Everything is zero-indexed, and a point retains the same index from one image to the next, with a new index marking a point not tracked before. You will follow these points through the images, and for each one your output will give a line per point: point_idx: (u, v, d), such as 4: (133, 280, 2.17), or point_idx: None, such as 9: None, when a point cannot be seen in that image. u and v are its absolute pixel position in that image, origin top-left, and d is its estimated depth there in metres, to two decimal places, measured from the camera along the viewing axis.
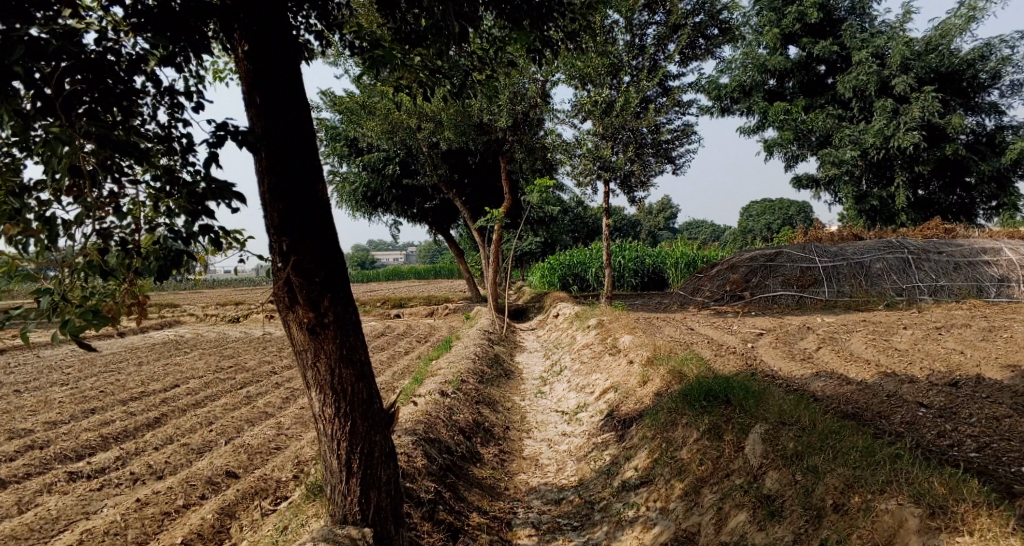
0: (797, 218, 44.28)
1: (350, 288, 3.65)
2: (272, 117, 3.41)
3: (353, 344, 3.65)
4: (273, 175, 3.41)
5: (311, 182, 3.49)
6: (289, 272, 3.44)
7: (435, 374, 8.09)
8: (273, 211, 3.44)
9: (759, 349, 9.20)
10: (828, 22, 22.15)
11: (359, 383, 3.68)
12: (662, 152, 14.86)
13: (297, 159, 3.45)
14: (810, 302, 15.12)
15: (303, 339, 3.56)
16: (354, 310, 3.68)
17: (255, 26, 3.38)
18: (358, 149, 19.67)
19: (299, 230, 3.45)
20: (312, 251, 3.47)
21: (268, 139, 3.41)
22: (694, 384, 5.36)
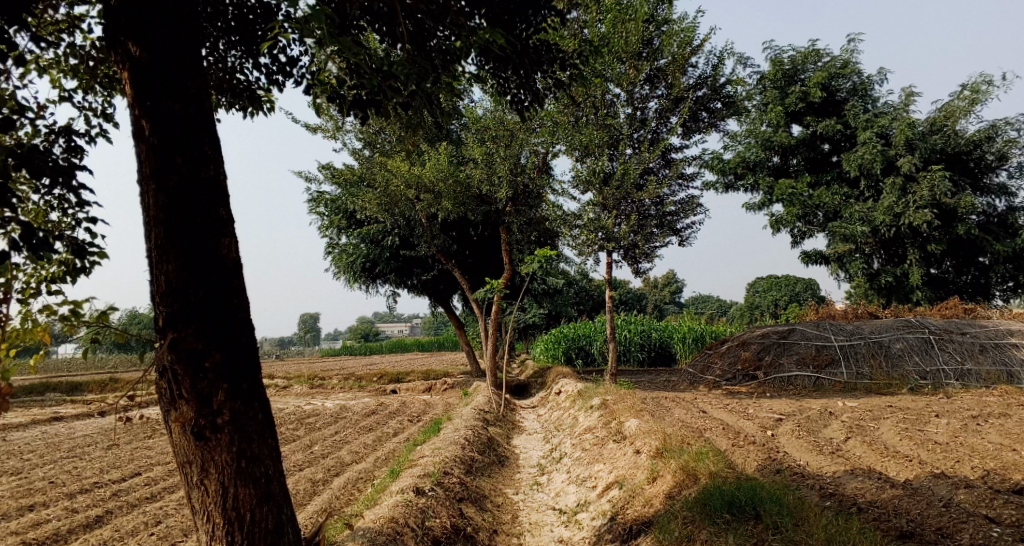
0: (805, 296, 43.42)
1: (255, 375, 3.32)
2: (166, 162, 3.22)
3: (255, 452, 3.27)
4: (161, 227, 3.18)
5: (211, 236, 3.26)
6: (168, 355, 3.15)
7: (414, 465, 7.18)
8: (161, 273, 3.20)
9: (779, 438, 8.25)
10: (830, 101, 22.17)
11: (262, 508, 3.25)
12: (668, 224, 14.36)
13: (189, 202, 3.21)
14: (828, 384, 14.17)
15: (190, 447, 3.20)
16: (258, 407, 3.32)
17: (148, 45, 3.23)
18: (356, 220, 19.28)
19: (185, 301, 3.17)
20: (199, 327, 3.17)
21: (156, 180, 3.20)
22: (713, 489, 4.48)
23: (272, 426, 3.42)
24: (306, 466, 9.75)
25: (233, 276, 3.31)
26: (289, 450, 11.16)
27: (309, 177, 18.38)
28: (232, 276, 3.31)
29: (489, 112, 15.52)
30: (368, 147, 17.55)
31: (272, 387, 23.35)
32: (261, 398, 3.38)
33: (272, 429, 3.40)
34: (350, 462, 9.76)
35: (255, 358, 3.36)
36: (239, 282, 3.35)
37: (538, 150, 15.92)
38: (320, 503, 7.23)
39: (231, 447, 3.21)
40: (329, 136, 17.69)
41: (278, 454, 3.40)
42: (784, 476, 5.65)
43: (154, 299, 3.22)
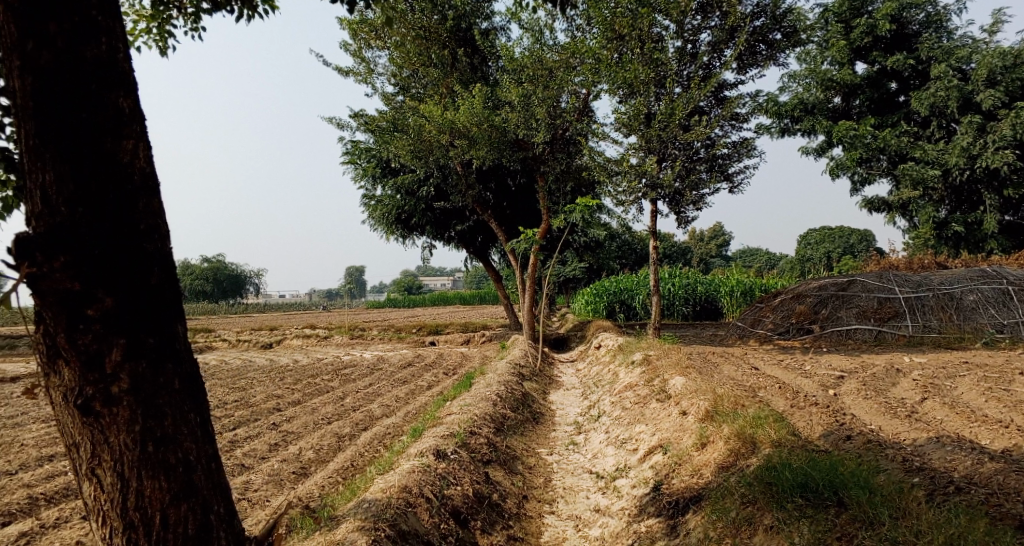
0: (859, 248, 41.48)
1: (166, 331, 2.78)
2: (35, 32, 2.61)
3: (168, 435, 2.75)
4: (34, 121, 2.62)
5: (103, 137, 2.70)
6: (42, 299, 2.60)
7: (439, 424, 6.65)
8: (37, 188, 2.64)
9: (843, 398, 7.42)
10: (901, 36, 20.20)
11: (181, 506, 2.75)
12: (718, 168, 13.30)
13: (68, 87, 2.64)
14: (890, 338, 13.11)
15: (78, 424, 2.69)
16: (173, 374, 2.79)
17: None
18: (391, 169, 18.64)
19: (66, 224, 2.61)
20: (88, 258, 2.62)
21: (23, 56, 2.61)
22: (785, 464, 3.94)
23: (198, 399, 2.90)
24: (334, 419, 9.39)
25: (136, 192, 2.76)
26: (319, 403, 10.88)
27: (341, 125, 17.74)
28: (135, 190, 2.76)
29: (527, 51, 14.55)
30: (401, 92, 16.84)
31: (312, 338, 23.40)
32: (181, 363, 2.85)
33: (196, 402, 2.89)
34: (379, 416, 9.38)
35: (170, 308, 2.82)
36: (146, 202, 2.80)
37: (579, 91, 14.91)
38: (341, 460, 6.84)
39: (133, 427, 2.69)
40: (361, 81, 16.98)
41: (203, 436, 2.89)
42: (857, 445, 4.91)
43: (29, 222, 2.66)
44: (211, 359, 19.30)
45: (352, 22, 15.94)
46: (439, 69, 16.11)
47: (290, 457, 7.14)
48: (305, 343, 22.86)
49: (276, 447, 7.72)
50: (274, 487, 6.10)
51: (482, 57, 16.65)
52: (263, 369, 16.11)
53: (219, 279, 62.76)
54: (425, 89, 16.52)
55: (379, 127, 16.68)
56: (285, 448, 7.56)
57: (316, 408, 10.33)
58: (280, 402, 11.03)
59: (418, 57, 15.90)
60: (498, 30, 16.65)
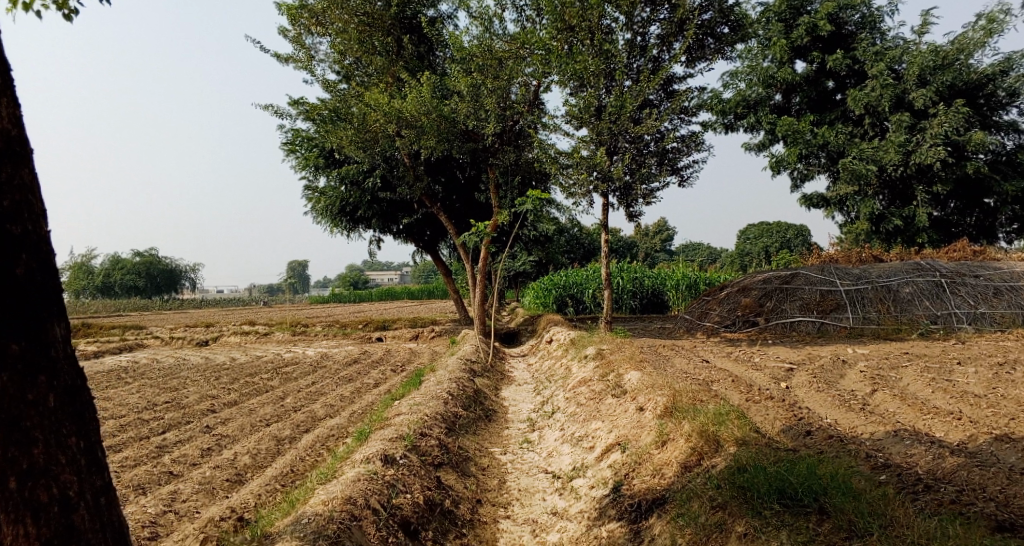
0: (795, 242, 42.82)
1: (35, 338, 2.66)
2: None
3: (38, 466, 2.63)
4: None
5: None
6: None
7: (386, 426, 6.29)
8: None
9: (796, 392, 7.41)
10: (837, 35, 20.71)
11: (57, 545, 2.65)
12: (668, 161, 13.27)
13: None
14: (832, 330, 13.39)
15: None
16: (45, 391, 2.68)
17: None
18: (335, 159, 17.97)
19: None
20: None
21: None
22: (761, 470, 3.90)
23: (79, 418, 2.79)
24: (274, 421, 8.87)
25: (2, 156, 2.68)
26: (257, 403, 10.30)
27: (280, 113, 16.92)
28: (3, 156, 2.68)
29: (475, 39, 14.22)
30: (343, 79, 16.19)
31: (251, 335, 22.47)
32: (57, 377, 2.73)
33: (76, 421, 2.78)
34: (323, 416, 8.91)
35: (39, 308, 2.69)
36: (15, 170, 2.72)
37: (529, 82, 14.58)
38: (280, 466, 6.41)
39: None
40: (301, 67, 16.26)
41: (86, 464, 2.78)
42: (820, 441, 4.82)
43: None
44: (142, 358, 18.23)
45: (291, 6, 15.19)
46: (384, 55, 15.59)
47: (224, 462, 6.65)
48: (243, 341, 21.89)
49: (210, 452, 7.18)
50: (207, 497, 5.63)
51: (428, 45, 16.25)
52: (198, 368, 15.28)
53: (152, 273, 59.93)
54: (369, 77, 15.90)
55: (321, 116, 16.01)
56: (218, 454, 7.08)
57: (254, 409, 9.78)
58: (214, 402, 10.42)
59: (360, 44, 15.29)
60: (445, 18, 16.27)
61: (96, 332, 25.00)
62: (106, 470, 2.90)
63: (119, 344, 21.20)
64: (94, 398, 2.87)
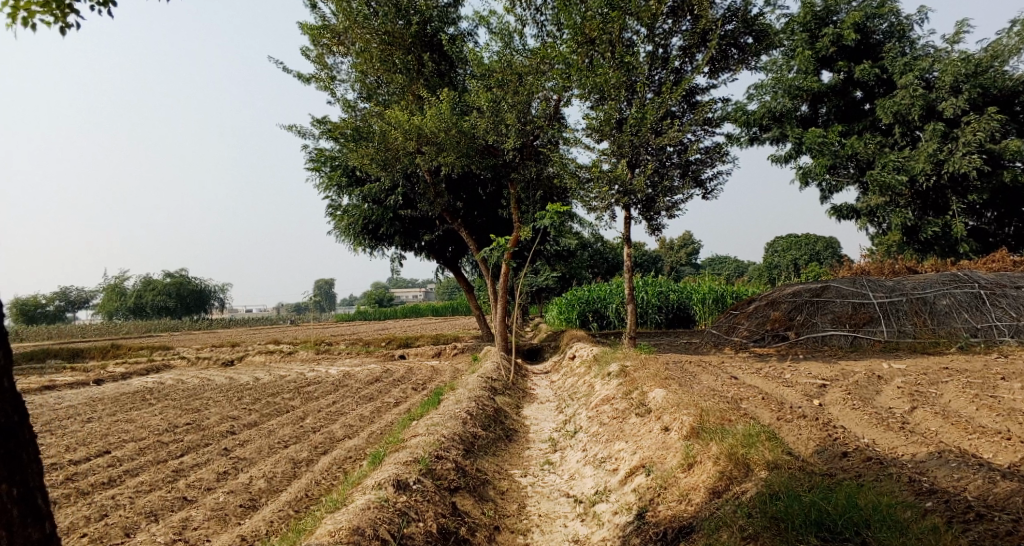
0: (824, 255, 41.93)
1: None
2: None
3: None
4: None
5: None
6: None
7: (402, 448, 6.11)
8: None
9: (830, 410, 7.06)
10: (864, 45, 20.27)
11: None
12: (691, 173, 13.01)
13: None
14: (866, 345, 12.91)
15: None
16: None
17: None
18: (357, 177, 18.00)
19: None
20: None
21: None
22: (797, 499, 3.71)
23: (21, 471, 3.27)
24: (292, 443, 8.75)
25: None
26: (277, 424, 10.19)
27: (303, 133, 17.04)
28: None
29: (496, 55, 14.17)
30: (364, 99, 16.26)
31: (276, 353, 22.55)
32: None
33: (17, 475, 3.26)
34: (341, 438, 8.75)
35: None
36: None
37: (549, 96, 14.47)
38: (295, 490, 6.26)
39: None
40: (323, 87, 16.39)
41: (27, 512, 3.25)
42: (858, 464, 4.52)
43: None
44: (168, 378, 18.35)
45: (313, 27, 15.36)
46: (405, 74, 15.64)
47: (239, 487, 6.52)
48: (268, 360, 21.95)
49: (226, 475, 7.07)
50: (218, 524, 5.51)
51: (449, 64, 16.25)
52: (222, 388, 15.30)
53: (182, 294, 60.91)
54: (391, 96, 15.93)
55: (343, 135, 16.09)
56: (234, 477, 6.99)
57: (274, 430, 9.70)
58: (236, 423, 10.38)
59: (382, 62, 15.39)
60: (465, 36, 16.31)
61: (125, 352, 25.33)
62: (49, 514, 3.39)
63: (146, 365, 21.40)
64: (34, 451, 3.33)
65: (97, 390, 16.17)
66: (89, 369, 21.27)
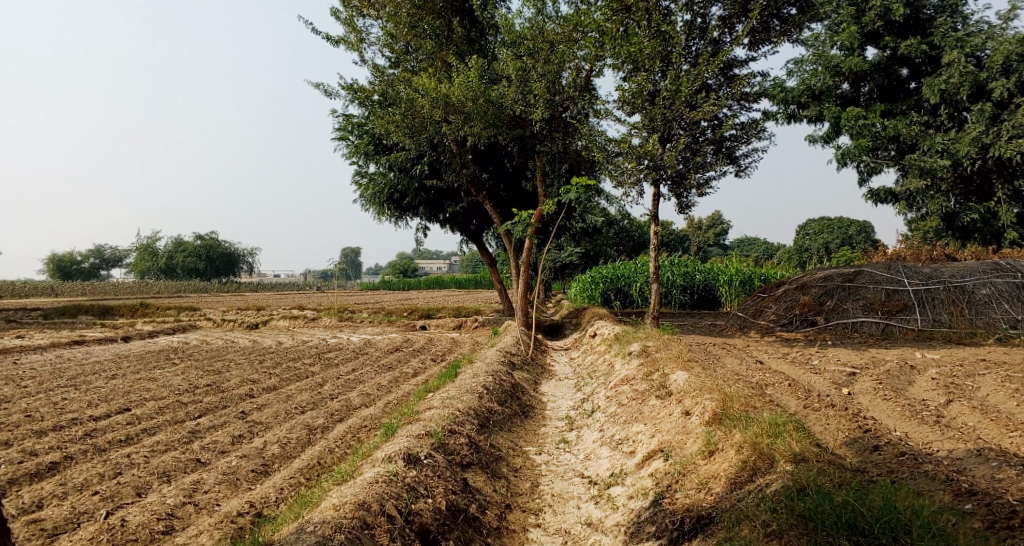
0: (857, 240, 40.89)
1: None
2: None
3: None
4: None
5: None
6: None
7: (416, 420, 6.02)
8: None
9: (860, 399, 6.79)
10: (913, 20, 19.31)
11: None
12: (724, 150, 12.58)
13: None
14: (898, 333, 12.51)
15: None
16: None
17: None
18: (384, 146, 17.79)
19: None
20: None
21: None
22: (828, 501, 3.61)
23: None
24: (308, 409, 8.74)
25: None
26: (295, 389, 10.22)
27: (330, 95, 16.85)
28: None
29: (527, 22, 13.78)
30: (393, 65, 16.01)
31: (299, 319, 22.73)
32: None
33: None
34: (358, 406, 8.72)
35: None
36: None
37: (580, 67, 14.04)
38: (308, 457, 6.24)
39: None
40: (352, 50, 16.17)
41: None
42: (895, 459, 4.27)
43: None
44: (193, 338, 18.61)
45: None
46: (434, 40, 15.31)
47: (252, 451, 6.51)
48: (291, 325, 22.15)
49: (241, 439, 7.07)
50: (229, 489, 5.53)
51: (480, 31, 15.85)
52: (244, 351, 15.45)
53: (211, 256, 61.83)
54: (420, 63, 15.64)
55: (371, 100, 15.92)
56: (248, 441, 7.00)
57: (291, 395, 9.71)
58: (254, 387, 10.42)
59: (410, 28, 15.09)
60: (497, 2, 15.89)
61: (154, 311, 25.78)
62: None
63: (173, 325, 21.75)
64: None
65: (124, 348, 16.46)
66: (118, 327, 21.68)
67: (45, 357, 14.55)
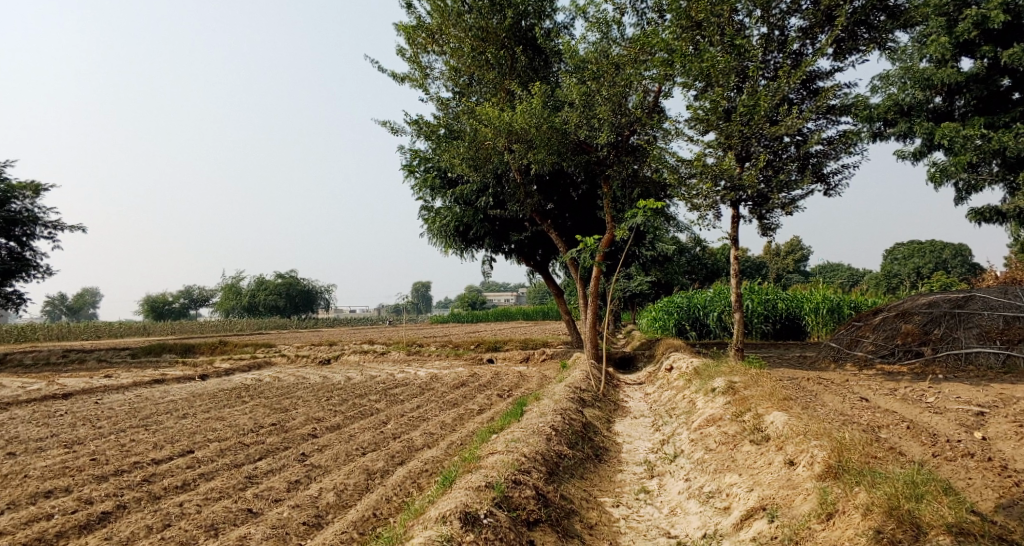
0: (952, 263, 37.87)
1: None
2: None
3: None
4: None
5: None
6: None
7: (476, 470, 5.43)
8: None
9: (1000, 446, 5.68)
10: (1014, 27, 17.68)
11: None
12: (811, 167, 11.61)
13: None
14: (1023, 365, 10.95)
15: None
16: None
17: None
18: (450, 179, 17.64)
19: None
20: None
21: None
22: None
23: None
24: (370, 450, 8.29)
25: None
26: (358, 429, 9.80)
27: (396, 133, 16.89)
28: None
29: (592, 46, 13.40)
30: (458, 97, 15.87)
31: (369, 353, 22.70)
32: None
33: None
34: (420, 447, 8.21)
35: None
36: None
37: (648, 88, 13.43)
38: (362, 508, 5.75)
39: None
40: (416, 86, 16.21)
41: None
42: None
43: None
44: (266, 375, 18.77)
45: (408, 26, 15.21)
46: (498, 69, 15.09)
47: (305, 500, 6.08)
48: (361, 360, 22.13)
49: (297, 486, 6.66)
50: None
51: (545, 59, 15.53)
52: (313, 388, 15.34)
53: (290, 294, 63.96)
54: (484, 95, 15.48)
55: (437, 134, 15.85)
56: (303, 488, 6.58)
57: (353, 435, 9.32)
58: (318, 426, 10.11)
59: (473, 59, 14.92)
60: (561, 29, 15.57)
61: (231, 349, 26.43)
62: None
63: (249, 361, 22.14)
64: None
65: (200, 385, 16.70)
66: (198, 364, 22.25)
67: (125, 395, 14.90)
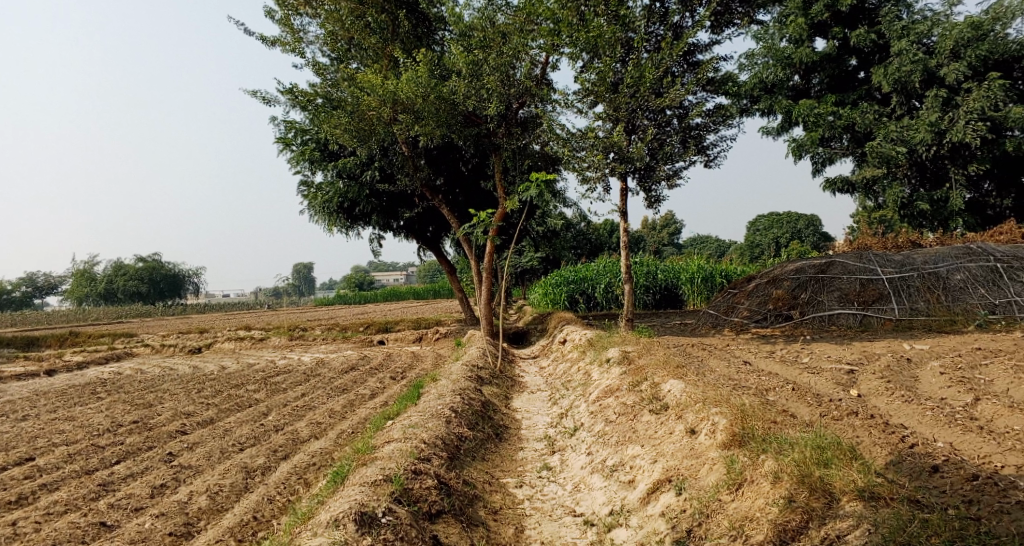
0: (806, 233, 41.23)
1: None
2: None
3: None
4: None
5: None
6: None
7: (370, 461, 5.00)
8: None
9: (875, 402, 6.01)
10: (859, 11, 19.15)
11: None
12: (692, 140, 11.90)
13: None
14: (876, 323, 11.90)
15: None
16: None
17: None
18: (331, 151, 16.61)
19: None
20: None
21: None
22: None
23: None
24: (249, 445, 7.55)
25: None
26: (236, 422, 8.96)
27: (269, 102, 15.58)
28: None
29: (477, 12, 12.98)
30: (336, 63, 14.87)
31: (247, 340, 21.19)
32: None
33: None
34: (306, 438, 7.59)
35: None
36: None
37: (535, 58, 13.19)
38: (242, 514, 5.14)
39: None
40: (289, 50, 15.01)
41: None
42: (978, 512, 3.54)
43: None
44: (127, 368, 16.96)
45: None
46: (378, 34, 14.26)
47: (171, 507, 5.38)
48: (238, 347, 20.64)
49: (163, 490, 5.88)
50: None
51: (428, 25, 14.87)
52: (182, 379, 14.02)
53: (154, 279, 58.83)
54: (366, 61, 14.61)
55: (314, 104, 14.79)
56: (170, 493, 5.82)
57: (231, 429, 8.50)
58: (190, 422, 9.14)
59: (352, 22, 13.98)
60: None
61: (85, 341, 23.77)
62: None
63: (106, 354, 19.96)
64: None
65: (46, 382, 14.80)
66: (43, 359, 19.74)
67: None
